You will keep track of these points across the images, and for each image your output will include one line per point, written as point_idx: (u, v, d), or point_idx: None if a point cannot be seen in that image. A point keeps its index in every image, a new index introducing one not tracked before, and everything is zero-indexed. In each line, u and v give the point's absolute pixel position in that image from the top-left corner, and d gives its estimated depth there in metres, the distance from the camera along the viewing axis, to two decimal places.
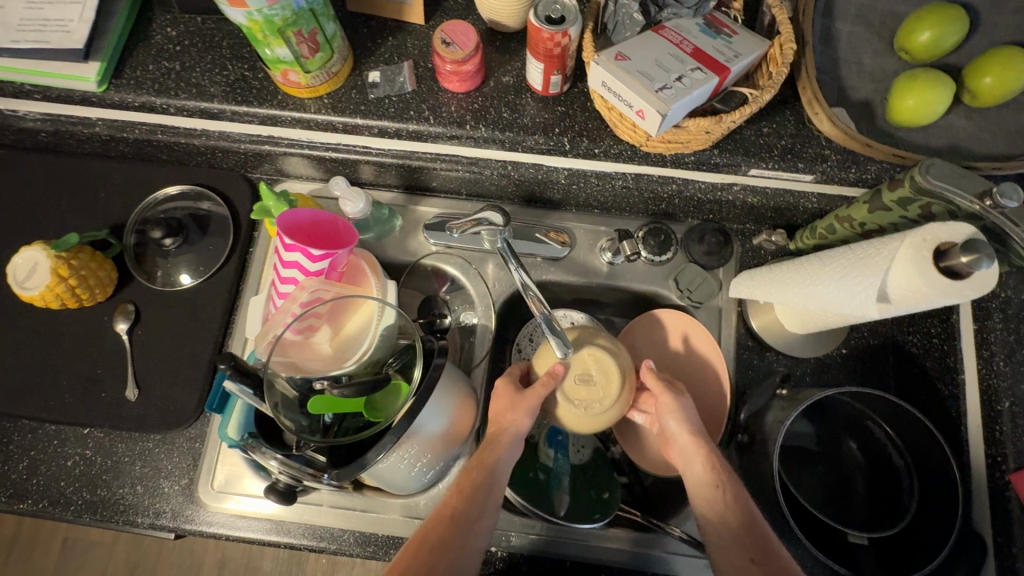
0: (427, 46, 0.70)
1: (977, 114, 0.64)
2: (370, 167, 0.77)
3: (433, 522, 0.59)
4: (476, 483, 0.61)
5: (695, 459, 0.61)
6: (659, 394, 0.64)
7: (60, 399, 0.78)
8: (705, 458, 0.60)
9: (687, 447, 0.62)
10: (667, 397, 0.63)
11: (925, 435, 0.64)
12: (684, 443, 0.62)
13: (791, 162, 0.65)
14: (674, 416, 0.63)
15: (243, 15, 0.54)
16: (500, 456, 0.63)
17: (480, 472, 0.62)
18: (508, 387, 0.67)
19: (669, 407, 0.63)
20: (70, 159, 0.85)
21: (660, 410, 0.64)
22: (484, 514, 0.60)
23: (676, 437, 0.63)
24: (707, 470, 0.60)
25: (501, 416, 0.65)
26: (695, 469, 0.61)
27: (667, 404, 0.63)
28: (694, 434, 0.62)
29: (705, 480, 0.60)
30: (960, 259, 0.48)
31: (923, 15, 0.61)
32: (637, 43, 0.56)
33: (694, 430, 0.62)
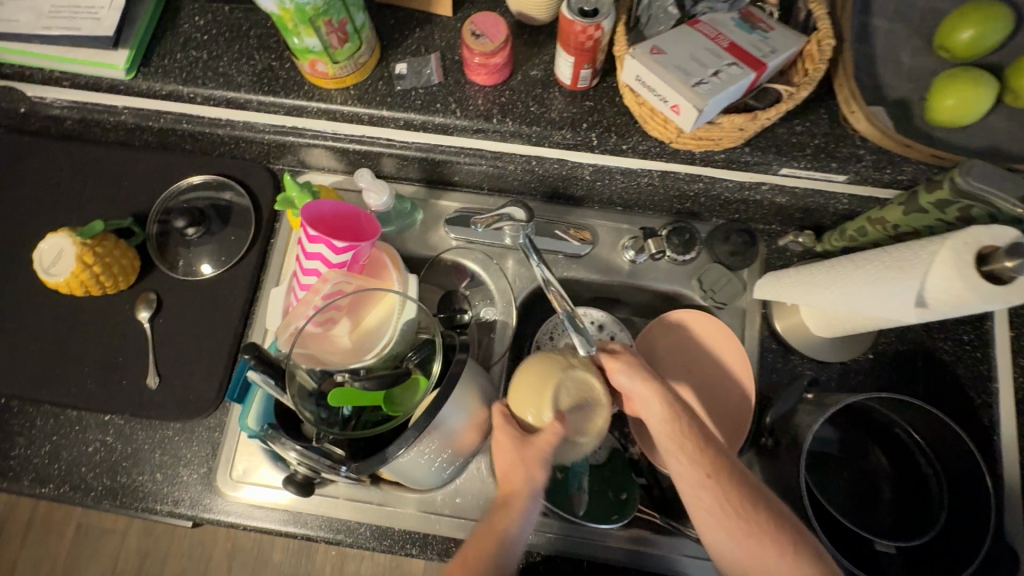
0: (454, 39, 0.70)
1: (1019, 115, 0.62)
2: (393, 160, 0.77)
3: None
4: (489, 550, 0.53)
5: (655, 407, 0.60)
6: (606, 356, 0.63)
7: (82, 386, 0.79)
8: (663, 402, 0.60)
9: (645, 397, 0.61)
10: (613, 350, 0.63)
11: (958, 445, 0.62)
12: (641, 392, 0.61)
13: (824, 162, 0.64)
14: (625, 371, 0.61)
15: (275, 3, 0.54)
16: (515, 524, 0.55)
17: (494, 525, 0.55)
18: (507, 437, 0.58)
19: (616, 359, 0.62)
20: (95, 147, 0.86)
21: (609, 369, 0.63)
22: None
23: (631, 390, 0.62)
24: (664, 409, 0.59)
25: (509, 476, 0.57)
26: (657, 416, 0.60)
27: (618, 362, 0.62)
28: (646, 382, 0.61)
29: (667, 425, 0.59)
30: (1005, 263, 0.47)
31: (965, 12, 0.59)
32: (672, 37, 0.55)
33: (645, 377, 0.61)
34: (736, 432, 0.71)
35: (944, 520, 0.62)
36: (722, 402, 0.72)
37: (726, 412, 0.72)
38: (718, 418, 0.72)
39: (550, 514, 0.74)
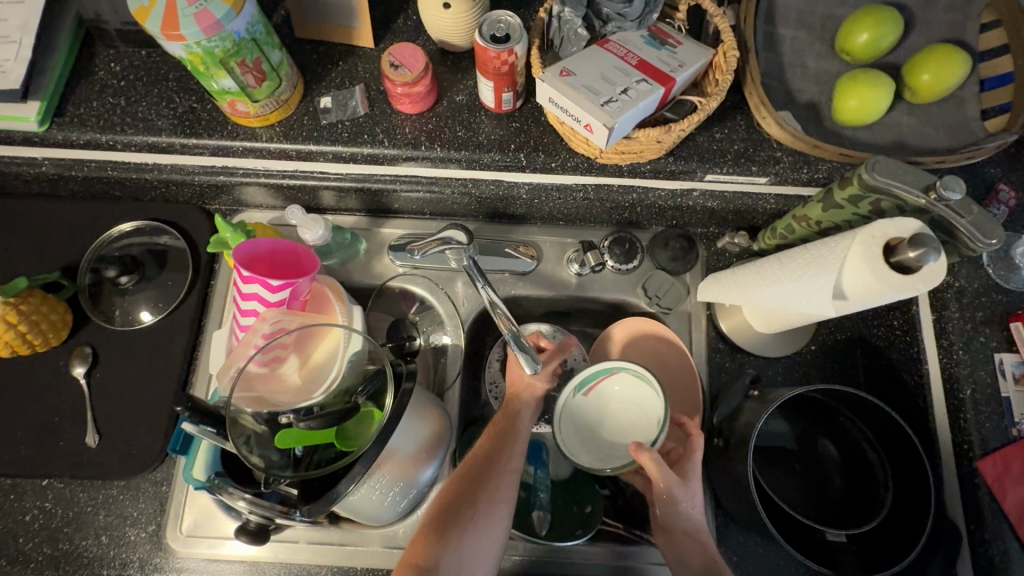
0: (378, 69, 0.70)
1: (919, 110, 0.65)
2: (329, 193, 0.76)
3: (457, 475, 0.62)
4: (497, 437, 0.65)
5: (678, 521, 0.60)
6: (657, 475, 0.58)
7: (16, 451, 0.75)
8: (687, 515, 0.60)
9: (672, 513, 0.60)
10: (661, 483, 0.58)
11: (892, 424, 0.65)
12: (671, 510, 0.60)
13: (744, 166, 0.67)
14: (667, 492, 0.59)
15: (182, 48, 0.53)
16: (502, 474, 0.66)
17: (502, 427, 0.66)
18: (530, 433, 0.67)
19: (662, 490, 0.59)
20: (18, 200, 0.83)
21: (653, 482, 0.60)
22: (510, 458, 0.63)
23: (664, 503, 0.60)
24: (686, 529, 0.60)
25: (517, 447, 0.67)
26: (678, 528, 0.60)
27: (660, 484, 0.58)
28: (682, 504, 0.60)
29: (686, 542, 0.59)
30: (909, 254, 0.49)
31: (861, 17, 0.63)
32: (582, 58, 0.56)
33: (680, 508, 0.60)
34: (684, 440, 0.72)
35: (888, 504, 0.64)
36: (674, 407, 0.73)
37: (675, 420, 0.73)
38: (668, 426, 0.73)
39: (514, 536, 0.73)
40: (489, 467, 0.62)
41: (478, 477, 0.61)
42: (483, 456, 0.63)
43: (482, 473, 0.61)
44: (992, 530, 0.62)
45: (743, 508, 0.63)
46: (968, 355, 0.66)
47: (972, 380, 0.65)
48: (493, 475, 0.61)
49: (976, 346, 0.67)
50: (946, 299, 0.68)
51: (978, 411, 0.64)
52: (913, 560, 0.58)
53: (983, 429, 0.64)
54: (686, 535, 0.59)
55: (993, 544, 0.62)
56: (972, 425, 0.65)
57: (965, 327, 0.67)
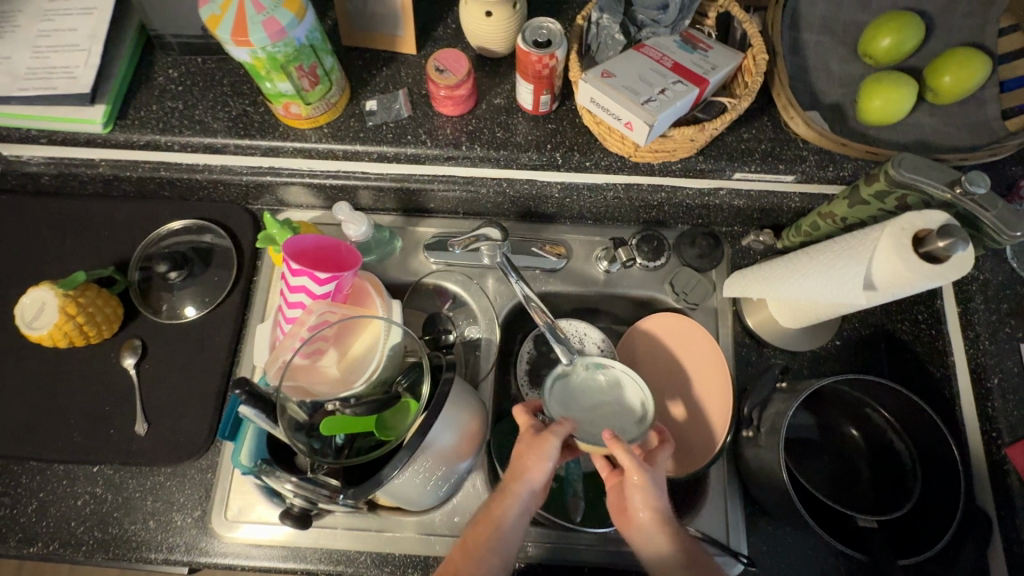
0: (420, 75, 0.74)
1: (941, 110, 0.68)
2: (369, 192, 0.80)
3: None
4: (487, 542, 0.59)
5: (659, 536, 0.58)
6: (632, 469, 0.58)
7: (69, 438, 0.78)
8: (666, 532, 0.58)
9: (649, 522, 0.58)
10: (638, 475, 0.58)
11: (920, 414, 0.66)
12: (647, 519, 0.58)
13: (772, 164, 0.69)
14: (643, 494, 0.58)
15: (247, 53, 0.57)
16: (511, 514, 0.61)
17: (489, 528, 0.60)
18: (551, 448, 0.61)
19: (638, 483, 0.58)
20: (72, 200, 0.87)
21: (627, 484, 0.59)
22: (493, 574, 0.58)
23: (640, 510, 0.59)
24: (668, 542, 0.58)
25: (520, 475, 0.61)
26: (659, 545, 0.58)
27: (637, 479, 0.58)
28: (658, 512, 0.58)
29: (668, 554, 0.57)
30: (938, 244, 0.51)
31: (882, 23, 0.66)
32: (620, 61, 0.60)
33: (657, 509, 0.58)
34: (713, 427, 0.73)
35: (918, 494, 0.65)
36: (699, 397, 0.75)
37: (703, 405, 0.75)
38: (696, 412, 0.75)
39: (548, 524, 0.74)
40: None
41: (471, 555, 0.59)
42: (465, 574, 0.58)
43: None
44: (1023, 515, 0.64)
45: (775, 496, 0.65)
46: (995, 345, 0.68)
47: (999, 369, 0.68)
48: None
49: (1001, 337, 0.69)
50: (972, 291, 0.71)
51: (1006, 400, 0.66)
52: (946, 545, 0.60)
53: (1011, 417, 0.66)
54: (670, 559, 0.57)
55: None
56: (1000, 413, 0.66)
57: (991, 319, 0.69)
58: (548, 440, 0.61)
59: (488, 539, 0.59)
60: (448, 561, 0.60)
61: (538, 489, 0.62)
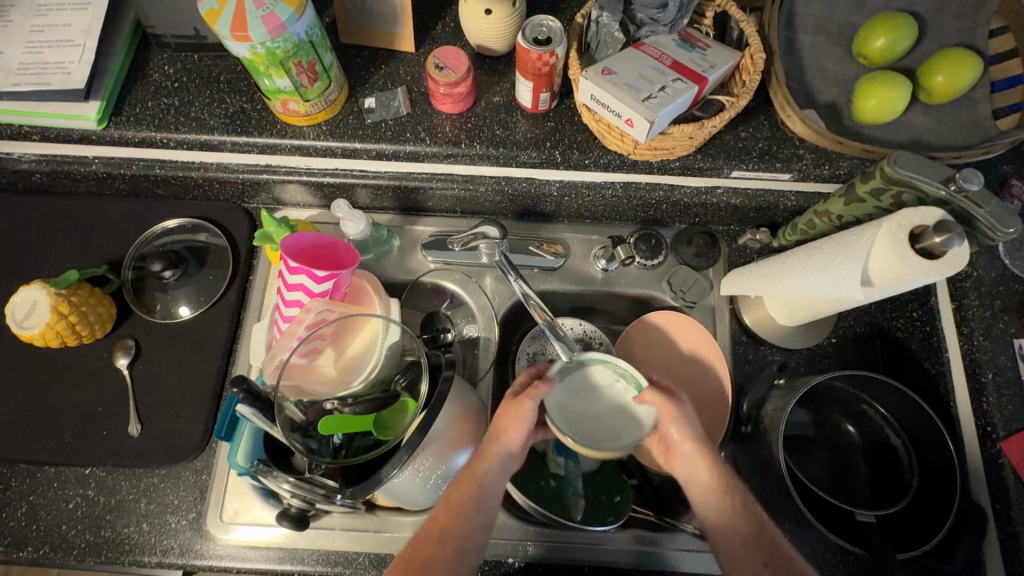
0: (419, 72, 0.74)
1: (934, 110, 0.69)
2: (367, 191, 0.79)
3: (415, 544, 0.59)
4: (468, 500, 0.60)
5: (700, 467, 0.61)
6: (664, 406, 0.62)
7: (61, 440, 0.77)
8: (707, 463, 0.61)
9: (688, 453, 0.62)
10: (671, 408, 0.62)
11: (916, 410, 0.67)
12: (687, 451, 0.62)
13: (769, 163, 0.70)
14: (677, 427, 0.62)
15: (246, 49, 0.57)
16: (489, 469, 0.61)
17: (469, 487, 0.60)
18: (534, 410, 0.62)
19: (671, 417, 0.62)
20: (64, 199, 0.86)
21: (663, 421, 0.63)
22: (472, 531, 0.59)
23: (679, 445, 0.62)
24: (709, 474, 0.61)
25: (497, 428, 0.62)
26: (701, 475, 0.62)
27: (672, 414, 0.62)
28: (695, 443, 0.62)
29: (709, 484, 0.61)
30: (934, 240, 0.52)
31: (876, 24, 0.67)
32: (620, 59, 0.60)
33: (695, 438, 0.62)
34: (712, 433, 0.73)
35: (915, 489, 0.66)
36: (702, 401, 0.75)
37: (703, 411, 0.75)
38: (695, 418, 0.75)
39: (548, 523, 0.74)
40: (460, 536, 0.58)
41: (459, 502, 0.60)
42: (447, 532, 0.59)
43: (448, 548, 0.58)
44: (1017, 507, 0.65)
45: (774, 491, 0.65)
46: (988, 341, 0.70)
47: (994, 364, 0.70)
48: (457, 545, 0.58)
49: (995, 333, 0.71)
50: (966, 288, 0.73)
51: (999, 394, 0.68)
52: (942, 538, 0.61)
53: (1005, 411, 0.68)
54: (710, 487, 0.61)
55: (1019, 522, 0.64)
56: (994, 408, 0.69)
57: (984, 315, 0.71)
58: (527, 408, 0.62)
59: (468, 498, 0.60)
60: (432, 516, 0.61)
61: (516, 452, 0.63)
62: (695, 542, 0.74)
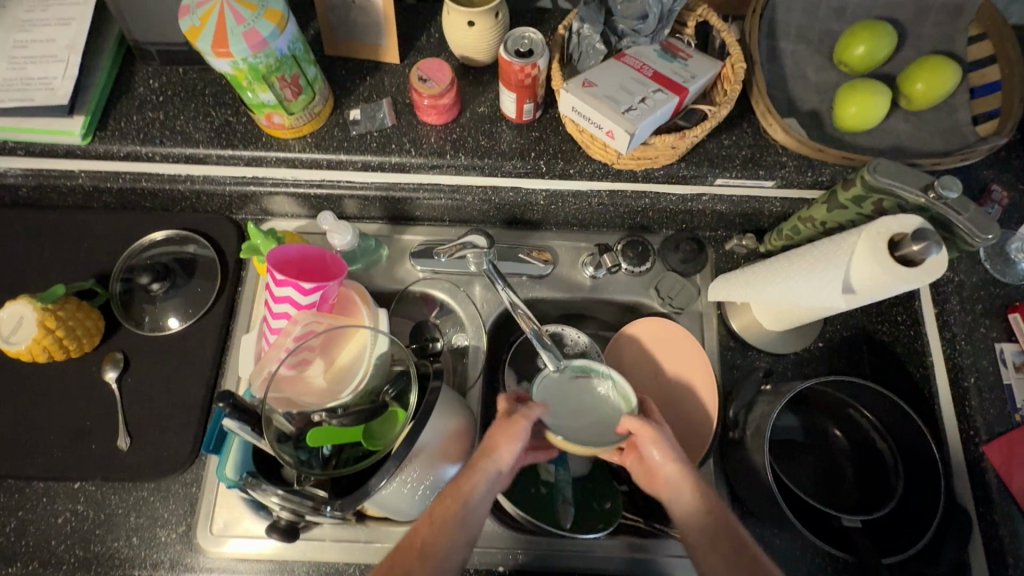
0: (404, 84, 0.74)
1: (915, 116, 0.70)
2: (354, 202, 0.79)
3: (399, 556, 0.59)
4: (451, 517, 0.59)
5: (682, 485, 0.63)
6: (640, 428, 0.63)
7: (50, 455, 0.76)
8: (686, 477, 0.63)
9: (671, 471, 0.63)
10: (650, 430, 0.62)
11: (901, 415, 0.68)
12: (667, 470, 0.63)
13: (752, 170, 0.70)
14: (657, 450, 0.63)
15: (228, 64, 0.57)
16: (474, 488, 0.60)
17: (454, 504, 0.60)
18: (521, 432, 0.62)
19: (652, 437, 0.63)
20: (51, 212, 0.86)
21: (642, 442, 0.64)
22: (455, 548, 0.59)
23: (661, 464, 0.63)
24: (692, 493, 0.62)
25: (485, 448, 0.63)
26: (684, 493, 0.63)
27: (652, 434, 0.63)
28: (675, 464, 0.63)
29: (694, 499, 0.62)
30: (912, 247, 0.53)
31: (856, 32, 0.68)
32: (601, 71, 0.61)
33: (675, 458, 0.63)
34: (701, 440, 0.74)
35: (901, 493, 0.66)
36: (688, 410, 0.75)
37: (688, 417, 0.75)
38: (681, 425, 0.75)
39: (537, 531, 0.74)
40: (442, 551, 0.58)
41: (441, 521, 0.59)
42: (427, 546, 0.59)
43: (428, 565, 0.58)
44: (1001, 511, 0.65)
45: (760, 498, 0.66)
46: (970, 345, 0.70)
47: (976, 368, 0.69)
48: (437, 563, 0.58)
49: (978, 337, 0.70)
50: (948, 293, 0.72)
51: (981, 399, 0.68)
52: (929, 542, 0.61)
53: (988, 414, 0.67)
54: (695, 503, 0.62)
55: (1002, 526, 0.64)
56: (977, 411, 0.68)
57: (966, 319, 0.70)
58: (520, 423, 0.63)
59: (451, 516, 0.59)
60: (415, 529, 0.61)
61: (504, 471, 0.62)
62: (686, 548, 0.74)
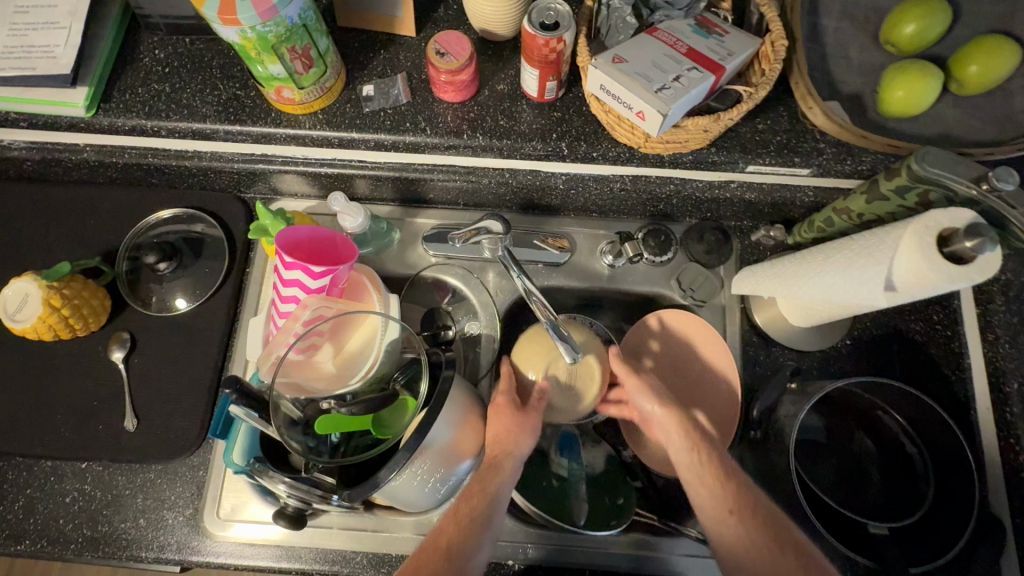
0: (419, 58, 0.70)
1: (965, 101, 0.65)
2: (365, 182, 0.76)
3: (421, 557, 0.55)
4: (478, 514, 0.58)
5: (674, 432, 0.63)
6: (626, 376, 0.66)
7: (56, 434, 0.76)
8: (677, 423, 0.63)
9: (665, 419, 0.64)
10: (633, 379, 0.66)
11: (938, 422, 0.64)
12: (661, 418, 0.64)
13: (787, 157, 0.66)
14: (645, 397, 0.65)
15: (236, 33, 0.54)
16: (500, 482, 0.61)
17: (480, 503, 0.59)
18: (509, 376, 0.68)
19: (637, 386, 0.65)
20: (57, 187, 0.84)
21: (631, 392, 0.66)
22: (479, 549, 0.56)
23: (654, 414, 0.64)
24: (685, 439, 0.62)
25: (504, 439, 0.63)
26: (676, 441, 0.62)
27: (636, 385, 0.66)
28: (668, 410, 0.64)
29: (689, 447, 0.61)
30: (964, 244, 0.49)
31: (906, 9, 0.62)
32: (632, 46, 0.57)
33: (664, 402, 0.64)
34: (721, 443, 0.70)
35: (930, 501, 0.63)
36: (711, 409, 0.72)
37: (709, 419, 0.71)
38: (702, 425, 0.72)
39: (549, 526, 0.72)
40: (468, 556, 0.55)
41: (469, 511, 0.58)
42: (454, 546, 0.56)
43: (452, 565, 0.54)
44: None
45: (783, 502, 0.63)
46: (1015, 348, 0.67)
47: (1019, 373, 0.66)
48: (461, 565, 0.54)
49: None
50: (993, 292, 0.69)
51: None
52: (959, 553, 0.59)
53: None
54: (691, 456, 0.61)
55: None
56: (1019, 418, 0.65)
57: (1011, 321, 0.67)
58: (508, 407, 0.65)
59: (478, 511, 0.58)
60: (439, 530, 0.57)
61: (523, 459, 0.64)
62: (700, 548, 0.72)
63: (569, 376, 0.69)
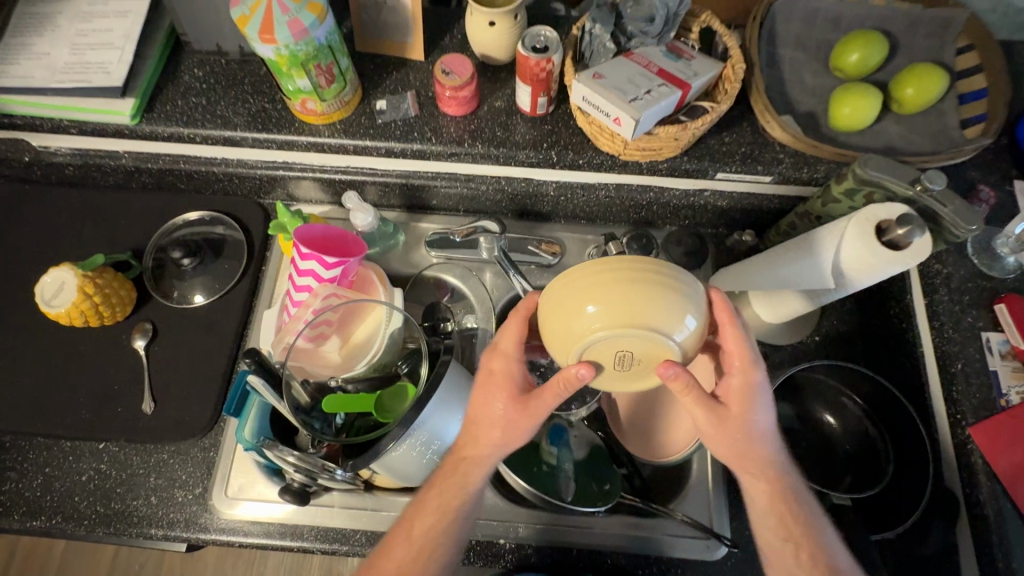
0: (427, 78, 0.80)
1: (905, 119, 0.74)
2: (375, 188, 0.85)
3: (389, 545, 0.63)
4: (441, 513, 0.62)
5: (736, 450, 0.57)
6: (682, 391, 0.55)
7: (78, 415, 0.81)
8: (739, 438, 0.56)
9: (732, 433, 0.56)
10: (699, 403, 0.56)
11: (894, 401, 0.71)
12: (734, 436, 0.56)
13: (751, 166, 0.75)
14: (710, 417, 0.56)
15: (272, 50, 0.63)
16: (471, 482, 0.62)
17: (448, 500, 0.62)
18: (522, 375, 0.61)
19: (712, 410, 0.56)
20: (93, 191, 0.92)
21: (701, 408, 0.56)
22: (446, 543, 0.62)
23: (719, 429, 0.56)
24: (742, 459, 0.57)
25: (481, 431, 0.61)
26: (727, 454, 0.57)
27: (707, 408, 0.56)
28: (738, 430, 0.56)
29: (764, 470, 0.57)
30: (898, 232, 0.57)
31: (850, 40, 0.73)
32: (610, 66, 0.66)
33: (736, 424, 0.56)
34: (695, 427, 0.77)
35: (890, 477, 0.69)
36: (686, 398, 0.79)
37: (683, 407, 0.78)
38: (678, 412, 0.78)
39: (541, 506, 0.76)
40: (433, 548, 0.61)
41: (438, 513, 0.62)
42: (420, 541, 0.62)
43: (416, 559, 0.61)
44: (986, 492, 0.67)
45: None
46: (958, 334, 0.71)
47: (963, 355, 0.70)
48: (427, 558, 0.61)
49: (965, 325, 0.71)
50: (936, 284, 0.76)
51: (967, 383, 0.69)
52: (913, 519, 0.64)
53: (974, 399, 0.68)
54: (756, 473, 0.57)
55: None
56: (963, 396, 0.69)
57: (954, 309, 0.72)
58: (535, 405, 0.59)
59: (443, 509, 0.62)
60: (405, 522, 0.63)
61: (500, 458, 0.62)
62: (685, 529, 0.76)
63: (618, 365, 0.55)
